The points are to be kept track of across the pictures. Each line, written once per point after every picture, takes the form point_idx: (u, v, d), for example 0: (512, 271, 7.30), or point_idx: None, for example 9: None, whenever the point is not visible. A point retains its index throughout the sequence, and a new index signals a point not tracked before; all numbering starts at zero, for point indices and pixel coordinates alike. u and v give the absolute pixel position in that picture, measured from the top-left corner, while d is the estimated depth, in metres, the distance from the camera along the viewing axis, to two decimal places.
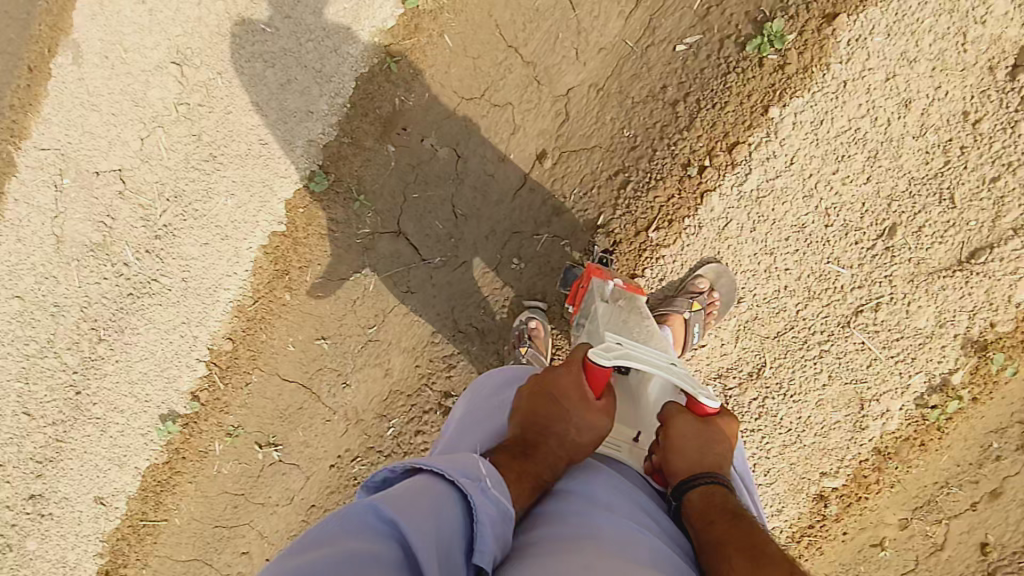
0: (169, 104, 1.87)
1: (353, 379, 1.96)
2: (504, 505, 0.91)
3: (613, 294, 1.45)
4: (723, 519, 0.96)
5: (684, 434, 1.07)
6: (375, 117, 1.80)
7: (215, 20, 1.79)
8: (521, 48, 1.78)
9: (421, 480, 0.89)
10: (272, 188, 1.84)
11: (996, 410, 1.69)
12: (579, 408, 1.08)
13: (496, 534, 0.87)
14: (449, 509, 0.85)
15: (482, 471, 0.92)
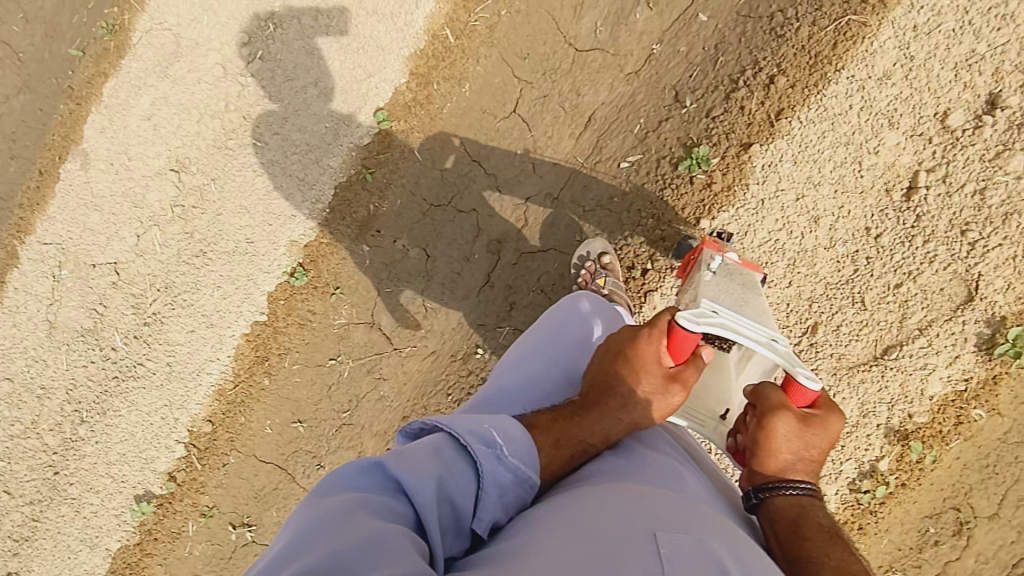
0: (165, 205, 2.06)
1: (327, 461, 2.07)
2: (520, 471, 1.04)
3: (723, 270, 1.44)
4: (818, 537, 1.04)
5: (784, 440, 1.12)
6: (351, 221, 1.98)
7: (211, 135, 2.01)
8: (484, 162, 2.00)
9: (437, 440, 1.01)
10: (256, 282, 1.99)
11: (928, 495, 1.73)
12: (652, 378, 1.21)
13: (502, 499, 1.01)
14: (460, 472, 0.97)
15: (495, 437, 1.03)
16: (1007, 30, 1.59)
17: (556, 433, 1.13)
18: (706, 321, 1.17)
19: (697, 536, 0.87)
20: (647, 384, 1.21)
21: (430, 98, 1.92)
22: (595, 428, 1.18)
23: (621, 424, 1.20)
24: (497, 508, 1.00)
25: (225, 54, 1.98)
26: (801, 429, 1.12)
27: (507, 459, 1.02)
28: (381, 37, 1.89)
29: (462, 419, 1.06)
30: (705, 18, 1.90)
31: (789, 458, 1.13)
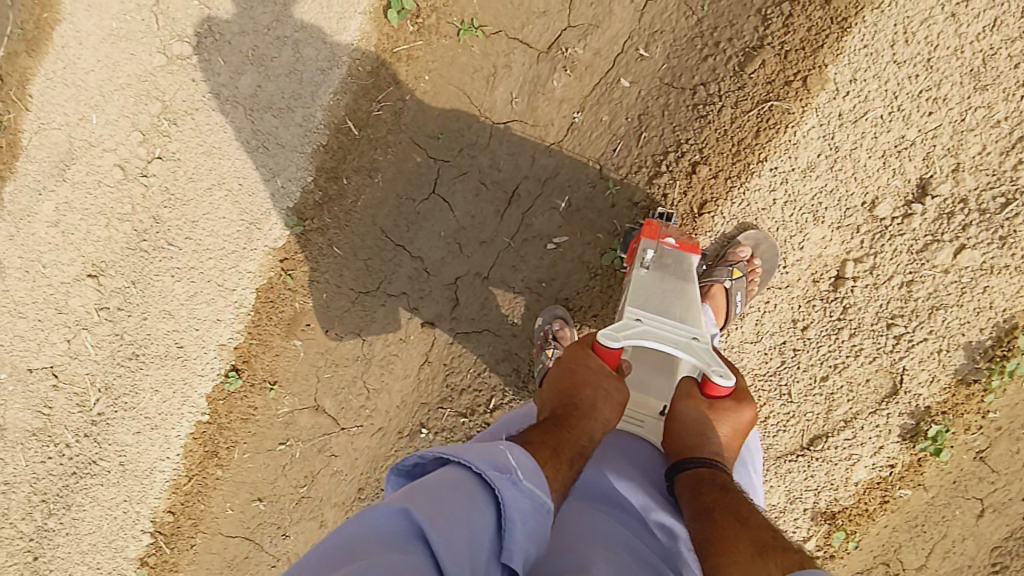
0: (90, 310, 2.01)
1: (292, 531, 2.10)
2: (540, 497, 0.97)
3: (656, 262, 1.45)
4: (713, 490, 1.11)
5: (687, 420, 1.21)
6: (279, 319, 1.94)
7: (123, 238, 1.93)
8: (408, 245, 1.89)
9: (450, 475, 0.94)
10: (192, 385, 2.00)
11: (859, 555, 1.86)
12: (608, 377, 1.24)
13: (526, 530, 0.93)
14: (482, 505, 0.91)
15: (510, 462, 0.98)
16: (938, 114, 1.50)
17: (553, 443, 1.10)
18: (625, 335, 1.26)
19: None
20: (608, 381, 1.23)
21: (341, 191, 1.83)
22: (579, 432, 1.15)
23: (596, 424, 1.19)
24: (524, 541, 0.92)
25: (122, 155, 1.87)
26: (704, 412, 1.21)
27: (525, 486, 0.96)
28: (281, 133, 1.78)
29: (476, 448, 1.00)
30: (626, 84, 1.74)
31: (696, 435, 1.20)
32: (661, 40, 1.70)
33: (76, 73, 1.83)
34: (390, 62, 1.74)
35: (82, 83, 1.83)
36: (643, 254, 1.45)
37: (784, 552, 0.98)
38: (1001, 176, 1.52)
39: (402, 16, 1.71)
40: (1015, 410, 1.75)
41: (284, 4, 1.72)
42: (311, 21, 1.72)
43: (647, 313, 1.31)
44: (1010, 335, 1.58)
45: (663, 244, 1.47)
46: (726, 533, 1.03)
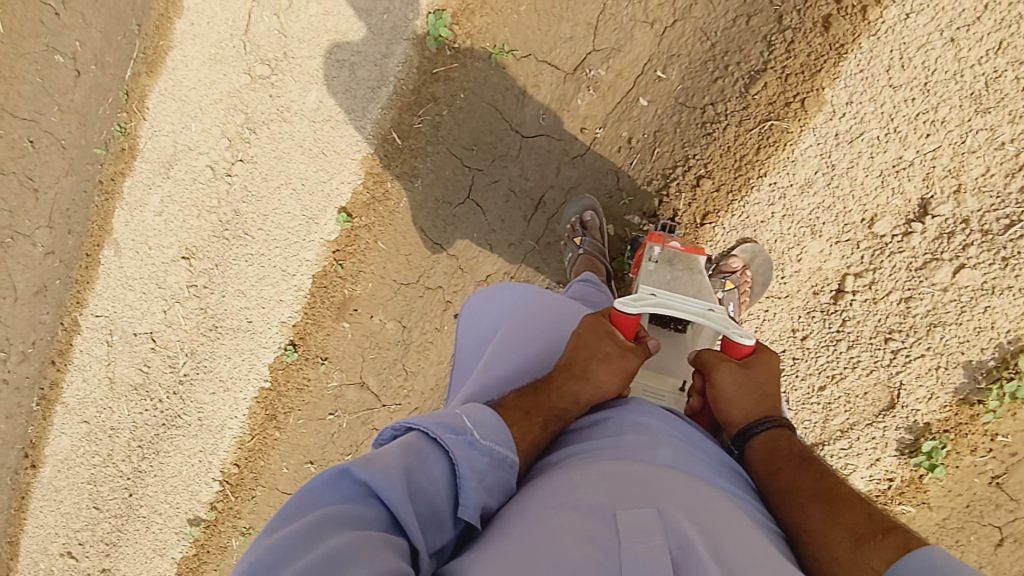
0: (183, 286, 2.39)
1: None
2: (496, 452, 1.04)
3: (663, 257, 1.47)
4: (788, 467, 1.13)
5: (732, 386, 1.22)
6: (331, 303, 2.23)
7: (210, 227, 2.30)
8: (445, 244, 2.12)
9: (409, 438, 1.01)
10: (258, 355, 2.33)
11: None
12: (612, 343, 1.24)
13: (481, 484, 1.01)
14: (434, 461, 0.98)
15: (467, 425, 1.04)
16: (937, 135, 1.55)
17: (526, 406, 1.18)
18: (640, 304, 1.20)
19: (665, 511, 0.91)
20: (608, 347, 1.24)
21: (386, 194, 2.08)
22: (562, 395, 1.22)
23: (586, 387, 1.23)
24: (479, 493, 1.01)
25: (213, 158, 2.23)
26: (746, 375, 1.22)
27: (481, 446, 1.03)
28: (337, 142, 2.06)
29: (432, 415, 1.06)
30: (643, 102, 1.88)
31: (743, 401, 1.22)
32: (678, 63, 1.83)
33: (181, 89, 2.21)
34: (430, 81, 1.97)
35: (184, 97, 2.21)
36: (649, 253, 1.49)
37: (884, 536, 0.95)
38: (1006, 199, 1.52)
39: (439, 43, 1.93)
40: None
41: (344, 32, 1.99)
42: (366, 46, 1.98)
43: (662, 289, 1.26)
44: (1014, 357, 1.56)
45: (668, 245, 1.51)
46: (808, 511, 1.03)
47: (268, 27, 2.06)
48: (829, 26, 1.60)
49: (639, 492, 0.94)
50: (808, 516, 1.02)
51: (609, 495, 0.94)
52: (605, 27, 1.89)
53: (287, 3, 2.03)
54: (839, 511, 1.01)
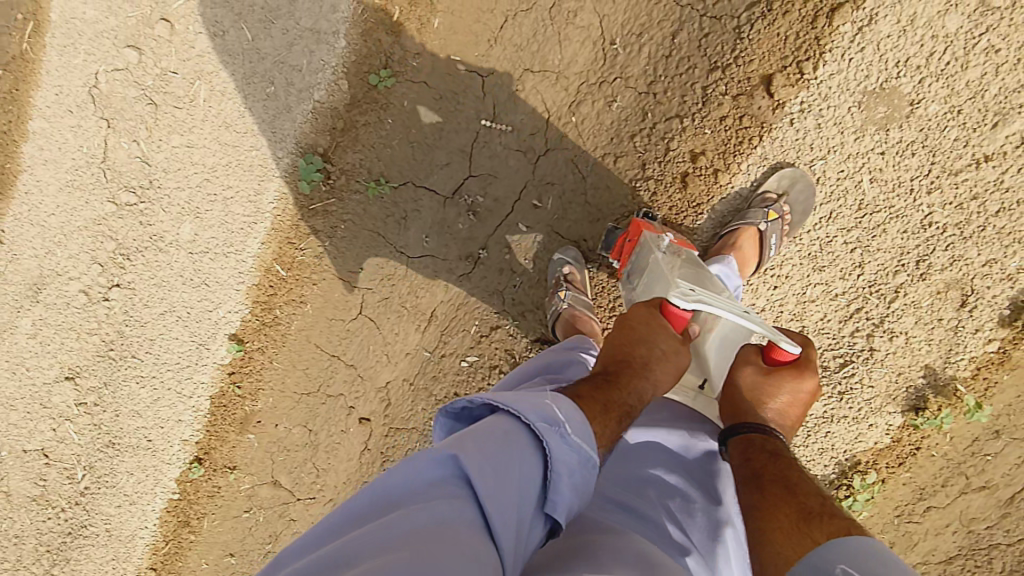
0: (70, 404, 2.27)
1: None
2: (586, 450, 0.94)
3: (670, 250, 1.51)
4: (761, 456, 1.13)
5: (747, 386, 1.26)
6: (232, 419, 2.20)
7: (93, 347, 2.19)
8: (342, 354, 2.09)
9: (504, 422, 0.93)
10: (163, 470, 2.28)
11: None
12: (670, 337, 1.22)
13: (572, 484, 0.92)
14: (529, 458, 0.89)
15: (560, 416, 0.95)
16: (782, 288, 1.68)
17: (604, 399, 1.09)
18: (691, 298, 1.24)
19: None
20: (665, 343, 1.21)
21: (275, 320, 2.06)
22: (629, 390, 1.14)
23: (648, 385, 1.17)
24: (571, 491, 0.92)
25: (85, 282, 2.11)
26: (762, 378, 1.25)
27: (573, 441, 0.93)
28: (218, 273, 2.01)
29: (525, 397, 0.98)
30: (523, 229, 1.89)
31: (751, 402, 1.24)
32: (552, 191, 1.84)
33: (38, 214, 2.05)
34: (308, 216, 1.92)
35: (43, 223, 2.06)
36: (658, 241, 1.52)
37: (830, 517, 0.99)
38: (840, 340, 1.69)
39: (313, 184, 1.88)
40: (869, 522, 1.79)
41: (211, 166, 1.90)
42: (237, 181, 1.91)
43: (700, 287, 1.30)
44: (851, 471, 1.76)
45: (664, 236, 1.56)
46: (769, 499, 1.05)
47: (128, 154, 1.94)
48: (686, 183, 1.68)
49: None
50: (765, 494, 1.07)
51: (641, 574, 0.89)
52: (479, 154, 1.85)
53: (146, 132, 1.91)
54: (799, 497, 1.05)
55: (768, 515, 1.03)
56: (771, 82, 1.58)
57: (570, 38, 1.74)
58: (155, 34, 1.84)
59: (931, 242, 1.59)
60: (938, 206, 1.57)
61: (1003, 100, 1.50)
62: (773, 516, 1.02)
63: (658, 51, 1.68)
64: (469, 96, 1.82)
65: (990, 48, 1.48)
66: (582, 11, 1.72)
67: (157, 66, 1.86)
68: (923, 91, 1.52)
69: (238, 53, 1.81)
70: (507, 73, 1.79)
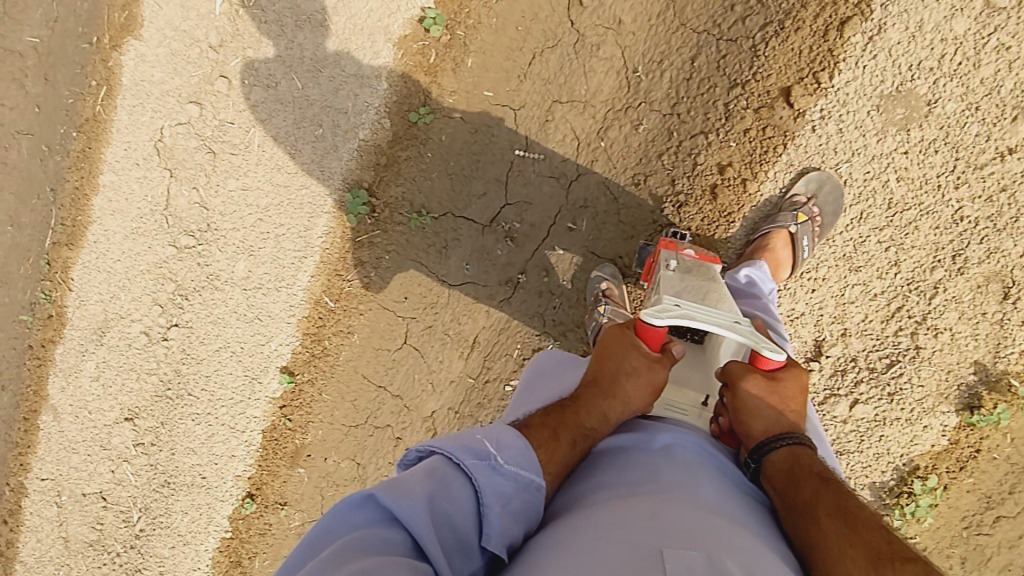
0: (129, 444, 2.35)
1: None
2: (517, 478, 1.06)
3: (681, 266, 1.44)
4: (811, 482, 1.13)
5: (757, 397, 1.25)
6: (283, 452, 2.25)
7: (152, 387, 2.28)
8: (389, 385, 2.15)
9: (433, 465, 1.03)
10: (215, 508, 2.32)
11: None
12: (639, 354, 1.29)
13: (504, 510, 1.02)
14: (457, 489, 1.00)
15: (491, 449, 1.06)
16: (820, 291, 1.70)
17: (553, 424, 1.21)
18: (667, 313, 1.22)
19: (705, 554, 0.89)
20: (635, 359, 1.29)
21: (325, 351, 2.14)
22: (591, 410, 1.25)
23: (616, 403, 1.27)
24: (501, 519, 1.02)
25: (146, 323, 2.23)
26: (770, 386, 1.26)
27: (505, 469, 1.05)
28: (270, 308, 2.12)
29: (457, 437, 1.09)
30: (560, 251, 1.96)
31: (772, 413, 1.25)
32: (586, 214, 1.92)
33: (106, 261, 2.20)
34: (354, 248, 2.02)
35: (110, 269, 2.20)
36: (667, 262, 1.45)
37: (901, 563, 0.95)
38: (885, 341, 1.68)
39: (359, 217, 1.98)
40: (936, 533, 1.73)
41: (264, 207, 2.04)
42: (288, 220, 2.03)
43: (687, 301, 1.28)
44: (911, 477, 1.71)
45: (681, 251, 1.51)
46: (829, 535, 1.03)
47: (188, 200, 2.09)
48: (716, 195, 1.75)
49: (679, 537, 0.92)
50: (825, 533, 1.04)
51: (635, 536, 0.93)
52: (515, 183, 1.95)
53: (205, 179, 2.06)
54: (859, 532, 1.02)
55: (832, 557, 1.00)
56: (790, 93, 1.65)
57: (595, 70, 1.85)
58: (214, 90, 2.00)
59: (965, 237, 1.61)
60: (967, 200, 1.60)
61: (1020, 94, 1.55)
62: (841, 558, 0.99)
63: (680, 75, 1.78)
64: (502, 129, 1.92)
65: (1001, 46, 1.54)
66: (605, 44, 1.84)
67: (215, 118, 2.02)
68: (938, 91, 1.58)
69: (289, 101, 1.96)
70: (538, 106, 1.90)
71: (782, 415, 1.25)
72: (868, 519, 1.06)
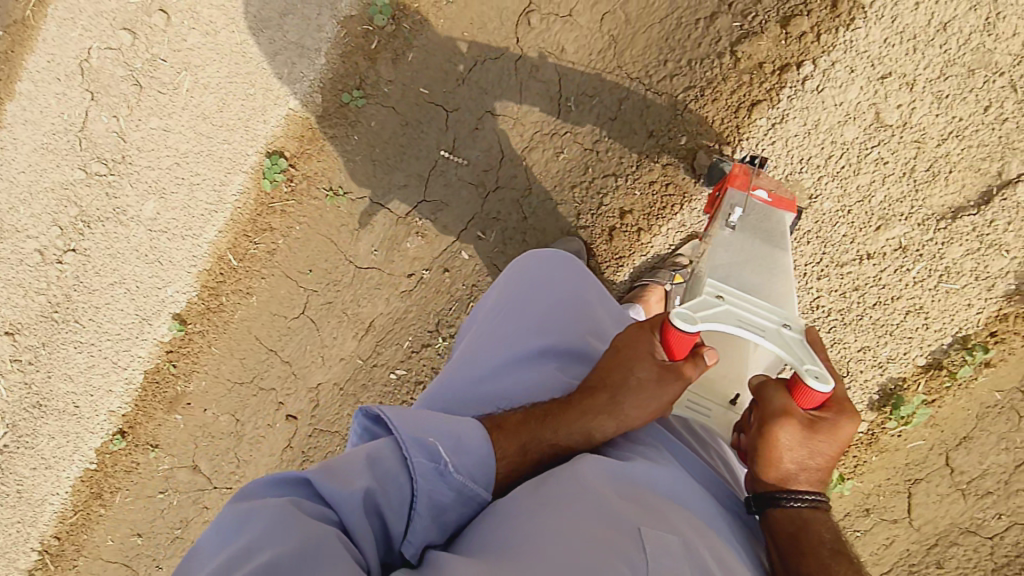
0: (5, 359, 2.30)
1: (165, 563, 2.31)
2: (463, 489, 1.04)
3: (741, 221, 1.43)
4: (820, 555, 1.01)
5: (784, 447, 1.07)
6: (162, 396, 2.25)
7: (37, 307, 2.24)
8: (280, 350, 2.16)
9: (381, 449, 1.02)
10: (83, 438, 2.30)
11: None
12: (649, 366, 1.16)
13: (433, 517, 1.03)
14: (396, 486, 0.99)
15: (445, 454, 1.02)
16: None
17: (523, 438, 1.12)
18: (702, 318, 1.10)
19: (682, 541, 0.96)
20: (642, 372, 1.16)
21: (220, 306, 2.14)
22: (573, 430, 1.16)
23: (611, 420, 1.17)
24: (426, 530, 1.02)
25: (42, 243, 2.18)
26: (805, 437, 1.06)
27: (451, 478, 1.02)
28: (172, 253, 2.10)
29: (416, 422, 1.04)
30: (466, 256, 2.00)
31: (792, 468, 1.08)
32: (496, 227, 1.97)
33: (9, 170, 2.13)
34: (267, 212, 2.03)
35: (12, 179, 2.13)
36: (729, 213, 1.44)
37: None
38: None
39: (275, 184, 2.00)
40: None
41: (184, 152, 2.02)
42: (205, 170, 2.02)
43: (732, 292, 1.16)
44: None
45: (754, 196, 1.47)
46: None
47: (106, 127, 2.04)
48: (612, 236, 1.85)
49: (660, 524, 0.98)
50: None
51: (621, 522, 0.97)
52: (436, 182, 1.98)
53: (126, 111, 2.02)
54: None
55: None
56: (696, 158, 1.74)
57: (530, 90, 1.90)
58: (152, 23, 1.96)
59: (815, 323, 1.72)
60: (825, 291, 1.70)
61: (887, 208, 1.61)
62: None
63: (606, 113, 1.84)
64: (433, 127, 1.96)
65: (879, 160, 1.60)
66: (544, 68, 1.89)
67: (148, 52, 1.98)
68: (820, 188, 1.65)
69: (226, 54, 1.94)
70: (470, 112, 1.94)
71: (807, 468, 1.08)
72: None
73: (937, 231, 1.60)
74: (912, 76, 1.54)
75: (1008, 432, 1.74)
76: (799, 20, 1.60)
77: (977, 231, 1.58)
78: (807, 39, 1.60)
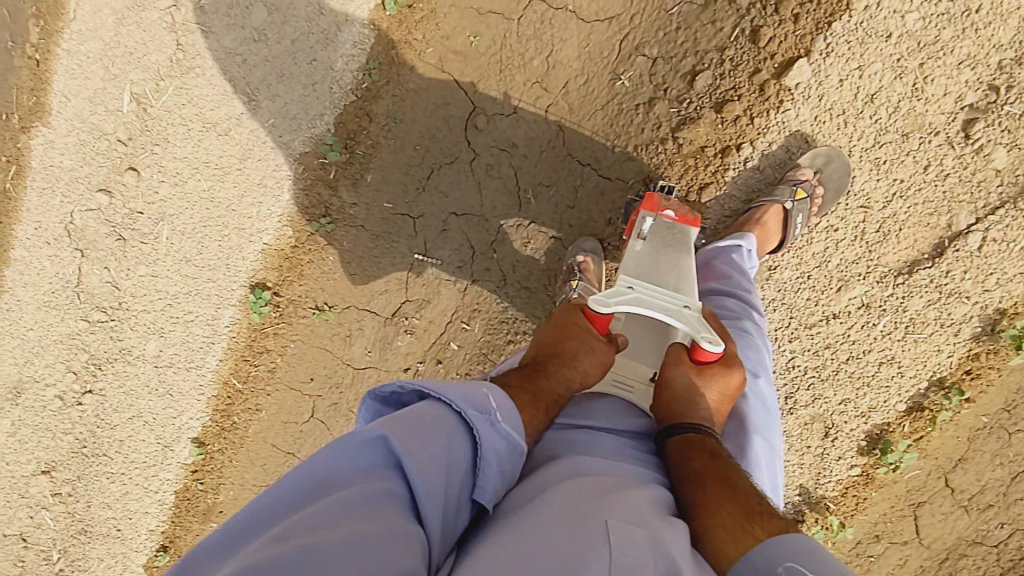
0: (47, 492, 2.38)
1: None
2: (512, 439, 1.06)
3: (653, 233, 1.45)
4: (703, 455, 1.16)
5: (677, 385, 1.27)
6: (197, 509, 2.34)
7: (68, 443, 2.34)
8: (298, 452, 2.21)
9: (431, 409, 1.01)
10: (131, 557, 2.39)
11: None
12: (595, 337, 1.35)
13: (499, 468, 1.03)
14: (458, 442, 0.99)
15: (491, 405, 1.06)
16: None
17: (533, 389, 1.22)
18: (615, 302, 1.29)
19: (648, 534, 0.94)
20: (594, 340, 1.34)
21: (234, 424, 2.24)
22: (559, 381, 1.26)
23: (576, 374, 1.29)
24: (495, 481, 1.03)
25: (60, 388, 2.30)
26: (692, 375, 1.26)
27: (502, 427, 1.05)
28: (181, 384, 2.22)
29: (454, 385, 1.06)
30: (456, 346, 2.04)
31: (687, 400, 1.26)
32: (479, 317, 2.01)
33: (19, 328, 2.24)
34: (260, 336, 2.13)
35: (23, 335, 2.25)
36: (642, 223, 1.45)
37: (769, 517, 1.04)
38: None
39: (263, 315, 2.10)
40: None
41: (174, 294, 2.12)
42: (197, 308, 2.12)
43: (642, 283, 1.33)
44: None
45: (662, 215, 1.48)
46: (711, 496, 1.08)
47: (100, 279, 2.15)
48: None
49: (630, 515, 0.97)
50: (706, 493, 1.08)
51: (591, 517, 0.95)
52: (414, 284, 2.03)
53: (116, 262, 2.12)
54: (739, 492, 1.09)
55: (710, 509, 1.05)
56: None
57: (488, 187, 1.95)
58: (124, 181, 2.06)
59: (794, 382, 1.77)
60: (798, 351, 1.75)
61: (844, 269, 1.69)
62: (720, 511, 1.04)
63: (564, 203, 1.91)
64: (402, 235, 2.01)
65: (829, 227, 1.69)
66: (498, 165, 1.93)
67: (126, 207, 2.08)
68: (778, 259, 1.72)
69: (194, 200, 2.04)
70: (435, 216, 1.99)
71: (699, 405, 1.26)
72: (746, 486, 1.11)
73: (897, 286, 1.67)
74: (848, 147, 1.65)
75: (1001, 449, 1.75)
76: (733, 105, 1.68)
77: (935, 283, 1.65)
78: (742, 121, 1.69)
